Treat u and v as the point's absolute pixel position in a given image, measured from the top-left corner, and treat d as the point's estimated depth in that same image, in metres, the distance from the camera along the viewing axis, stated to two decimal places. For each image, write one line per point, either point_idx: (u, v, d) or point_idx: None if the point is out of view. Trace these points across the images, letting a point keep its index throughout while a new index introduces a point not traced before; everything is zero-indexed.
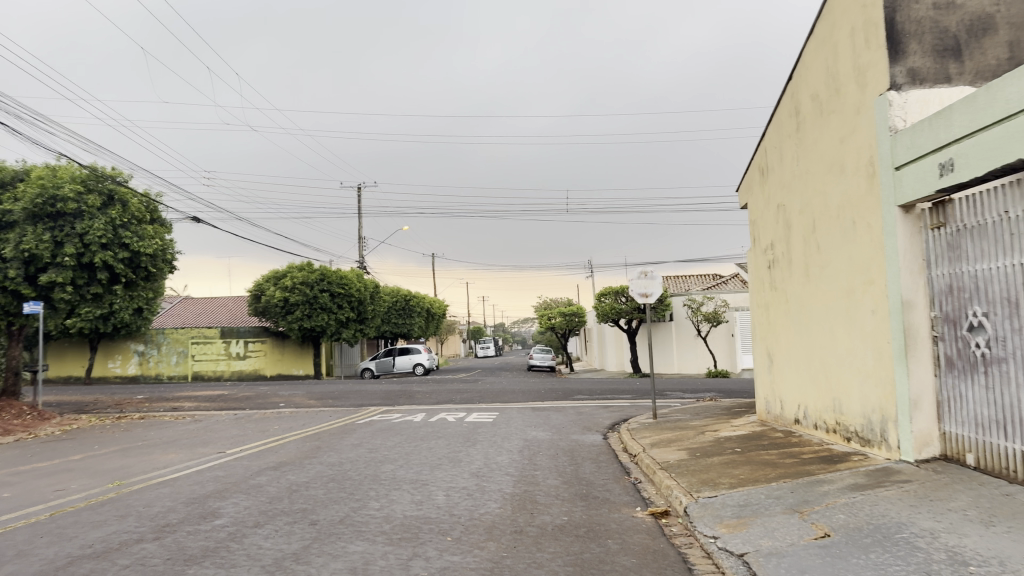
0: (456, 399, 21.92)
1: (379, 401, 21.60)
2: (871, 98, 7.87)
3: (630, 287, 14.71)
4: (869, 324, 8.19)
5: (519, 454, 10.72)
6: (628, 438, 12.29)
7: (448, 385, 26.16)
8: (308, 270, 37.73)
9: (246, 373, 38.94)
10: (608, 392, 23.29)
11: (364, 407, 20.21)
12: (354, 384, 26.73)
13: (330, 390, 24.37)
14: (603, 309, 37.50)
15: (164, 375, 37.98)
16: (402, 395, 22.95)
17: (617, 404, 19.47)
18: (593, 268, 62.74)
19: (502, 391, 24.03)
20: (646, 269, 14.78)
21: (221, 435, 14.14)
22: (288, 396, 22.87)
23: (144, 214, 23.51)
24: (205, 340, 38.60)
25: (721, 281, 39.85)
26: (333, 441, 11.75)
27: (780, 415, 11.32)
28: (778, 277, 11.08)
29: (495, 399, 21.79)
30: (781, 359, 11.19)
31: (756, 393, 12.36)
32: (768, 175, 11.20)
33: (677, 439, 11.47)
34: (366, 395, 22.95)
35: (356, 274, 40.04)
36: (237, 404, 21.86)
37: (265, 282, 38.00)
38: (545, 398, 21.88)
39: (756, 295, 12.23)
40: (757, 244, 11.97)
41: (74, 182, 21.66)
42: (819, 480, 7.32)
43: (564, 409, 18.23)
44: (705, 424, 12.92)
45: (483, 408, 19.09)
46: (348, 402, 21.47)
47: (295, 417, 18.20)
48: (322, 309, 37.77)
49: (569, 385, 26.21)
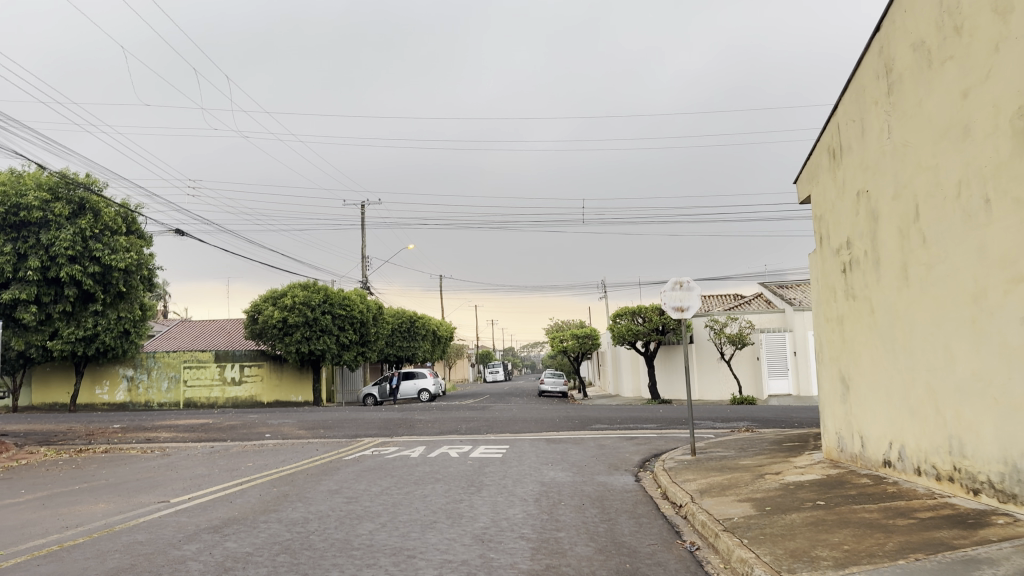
0: (462, 428, 19.71)
1: (376, 431, 19.41)
2: (1017, 28, 5.76)
3: (663, 301, 12.55)
4: (1013, 336, 6.01)
5: (535, 504, 8.50)
6: (668, 482, 10.01)
7: (453, 413, 23.97)
8: (311, 290, 35.70)
9: (242, 400, 36.78)
10: (631, 422, 21.00)
11: (358, 439, 17.98)
12: (350, 411, 24.53)
13: (323, 419, 22.26)
14: (618, 330, 35.32)
15: (154, 403, 35.95)
16: (402, 424, 20.78)
17: (644, 436, 17.22)
18: (606, 290, 60.53)
19: (513, 419, 21.81)
20: (681, 278, 12.63)
21: (183, 476, 11.96)
22: (276, 426, 20.77)
23: (119, 227, 28.83)
24: (198, 365, 36.42)
25: (743, 301, 37.62)
26: (306, 486, 9.59)
27: (860, 454, 9.11)
28: (856, 282, 8.95)
29: (506, 429, 19.56)
30: (861, 384, 9.00)
31: (825, 426, 10.13)
32: (842, 157, 9.11)
33: (734, 485, 9.21)
34: (362, 425, 20.74)
35: (360, 294, 37.92)
36: (218, 435, 19.71)
37: (264, 302, 35.84)
38: (561, 427, 19.64)
39: (824, 307, 10.08)
40: (825, 244, 9.84)
41: (59, 197, 27.44)
42: (971, 560, 5.06)
43: (584, 443, 15.97)
44: (760, 464, 10.66)
45: (491, 441, 16.80)
46: (341, 433, 19.29)
47: (278, 451, 16.02)
48: (323, 331, 35.71)
49: (586, 412, 23.95)
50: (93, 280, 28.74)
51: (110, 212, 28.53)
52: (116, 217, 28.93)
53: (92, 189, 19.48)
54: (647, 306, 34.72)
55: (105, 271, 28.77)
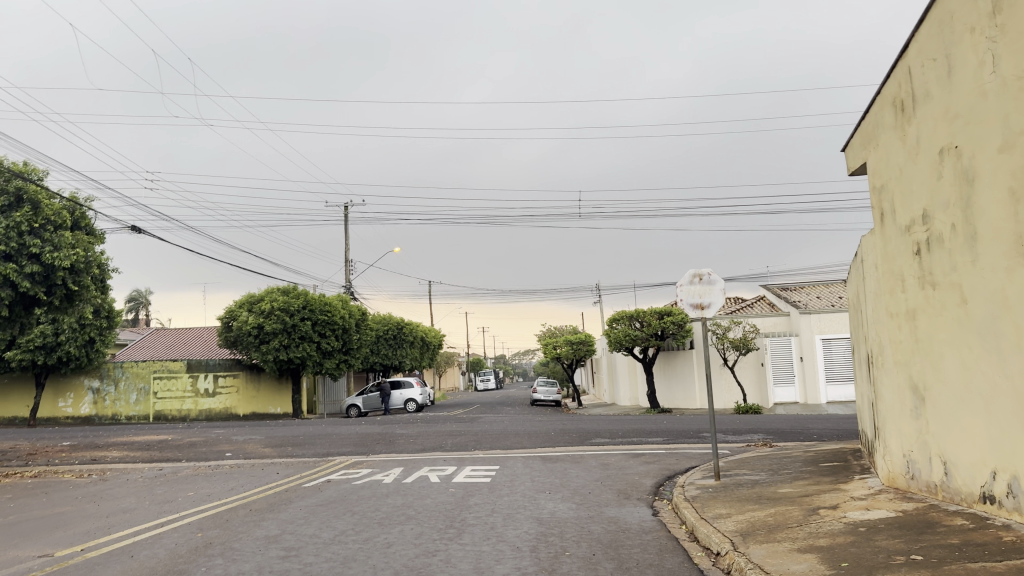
0: (447, 444, 17.67)
1: (350, 449, 17.31)
2: None
3: (679, 298, 10.65)
4: None
5: (532, 557, 6.50)
6: (696, 520, 8.00)
7: (438, 426, 21.87)
8: (290, 295, 33.60)
9: (216, 412, 34.65)
10: (634, 436, 18.98)
11: (329, 459, 15.87)
12: (326, 425, 22.42)
13: (295, 435, 20.11)
14: (615, 336, 33.39)
15: (121, 416, 33.82)
16: (380, 440, 18.67)
17: (652, 452, 15.21)
18: (600, 294, 58.63)
19: (504, 433, 19.76)
20: (701, 270, 10.70)
21: (103, 510, 9.88)
22: (240, 444, 18.62)
23: (62, 220, 27.05)
24: (169, 375, 34.30)
25: (746, 304, 35.70)
26: (240, 532, 7.54)
27: (942, 484, 7.16)
28: (937, 264, 7.02)
29: (496, 445, 17.53)
30: (945, 396, 7.05)
31: (890, 446, 8.19)
32: (917, 108, 7.20)
33: (784, 526, 7.19)
34: (336, 441, 18.65)
35: (341, 299, 35.75)
36: (174, 454, 17.59)
37: (238, 307, 33.68)
38: (558, 443, 17.59)
39: (885, 300, 8.14)
40: (889, 221, 7.92)
41: None
42: None
43: (584, 462, 13.95)
44: (806, 494, 8.68)
45: (479, 460, 14.74)
46: (312, 451, 17.19)
47: (233, 474, 13.92)
48: (302, 339, 33.56)
49: (584, 424, 21.95)
50: (35, 281, 26.86)
51: (51, 204, 26.80)
52: (61, 211, 27.19)
53: (31, 179, 17.37)
54: (645, 310, 32.80)
55: (48, 270, 26.85)
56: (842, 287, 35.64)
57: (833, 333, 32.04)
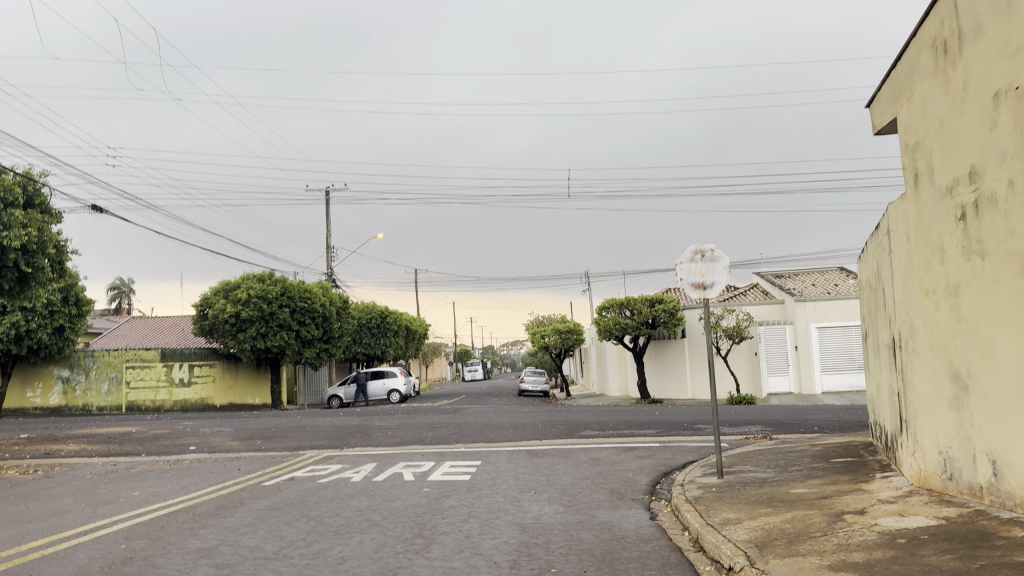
0: (427, 437, 16.59)
1: (323, 442, 16.22)
2: None
3: (678, 276, 9.61)
4: None
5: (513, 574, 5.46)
6: (701, 526, 6.96)
7: (420, 417, 20.78)
8: (268, 282, 32.30)
9: (191, 403, 33.44)
10: (627, 428, 17.97)
11: (299, 453, 14.77)
12: (302, 417, 21.30)
13: (267, 427, 18.98)
14: (604, 324, 32.41)
15: (92, 407, 32.58)
16: (358, 432, 17.58)
17: (645, 446, 14.18)
18: (589, 283, 57.64)
19: (488, 425, 18.72)
20: (702, 245, 9.62)
21: (31, 514, 8.76)
22: (208, 437, 17.47)
23: (14, 199, 25.64)
24: (142, 364, 33.06)
25: (739, 292, 34.78)
26: (171, 544, 6.44)
27: (990, 487, 6.15)
28: (987, 229, 6.01)
29: (479, 438, 16.48)
30: (994, 384, 6.04)
31: (922, 441, 7.19)
32: (965, 48, 6.15)
33: (806, 537, 6.14)
34: (309, 433, 17.52)
35: (322, 287, 34.48)
36: (134, 448, 16.42)
37: (214, 294, 32.41)
38: (546, 436, 16.55)
39: (919, 274, 7.12)
40: (926, 183, 6.88)
41: None
42: None
43: (574, 456, 12.94)
44: (825, 496, 7.64)
45: (459, 455, 13.67)
46: (281, 444, 16.06)
47: (191, 470, 12.77)
48: (280, 327, 32.33)
49: (572, 415, 20.94)
50: None
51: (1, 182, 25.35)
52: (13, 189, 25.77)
53: None
54: (635, 297, 31.82)
55: None
56: (837, 275, 34.77)
57: (828, 322, 31.17)
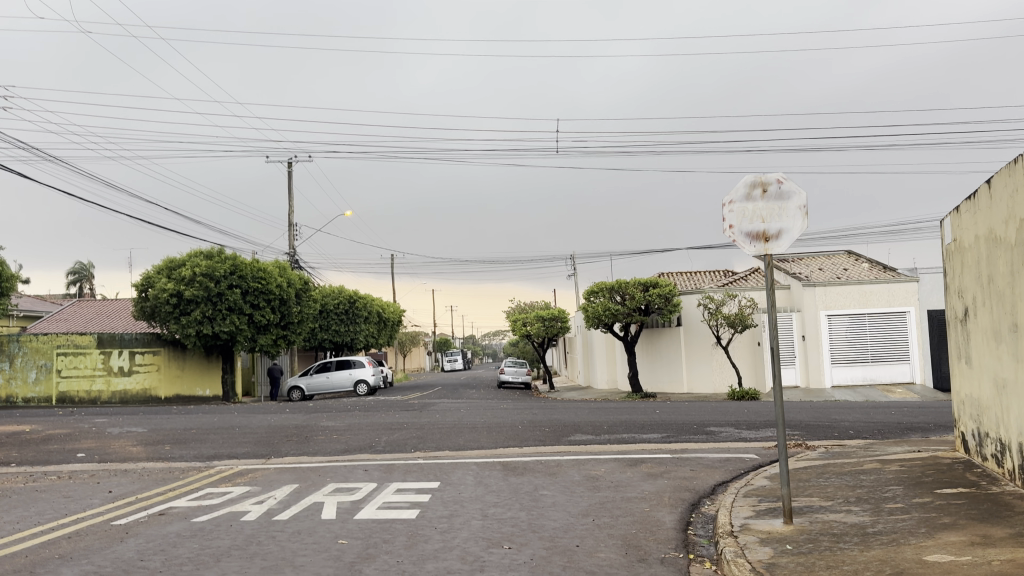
0: (380, 443, 13.32)
1: (250, 449, 12.94)
2: None
3: (727, 220, 6.44)
4: None
5: None
6: None
7: (379, 415, 17.52)
8: (216, 259, 28.83)
9: (131, 395, 29.97)
10: (626, 430, 14.84)
11: (209, 466, 11.45)
12: (239, 414, 17.96)
13: (190, 428, 15.61)
14: (593, 310, 29.25)
15: (18, 398, 29.20)
16: (298, 435, 14.32)
17: (655, 458, 11.01)
18: (574, 269, 54.66)
19: (457, 426, 15.49)
20: (764, 175, 6.45)
21: None
22: (110, 441, 14.10)
23: None
24: (76, 351, 29.57)
25: (740, 275, 31.73)
26: None
27: None
28: None
29: (445, 443, 13.27)
30: None
31: None
32: None
33: None
34: (234, 437, 14.16)
35: (279, 266, 30.99)
36: (7, 455, 12.97)
37: (157, 273, 28.86)
38: (526, 441, 13.35)
39: None
40: None
41: None
42: None
43: (567, 475, 9.73)
44: None
45: (413, 469, 10.43)
46: (194, 453, 12.71)
47: (45, 490, 9.45)
48: (229, 311, 28.88)
49: (557, 413, 17.79)
50: None
51: None
52: None
53: None
54: (628, 280, 28.65)
55: None
56: (846, 258, 31.80)
57: (839, 309, 28.21)
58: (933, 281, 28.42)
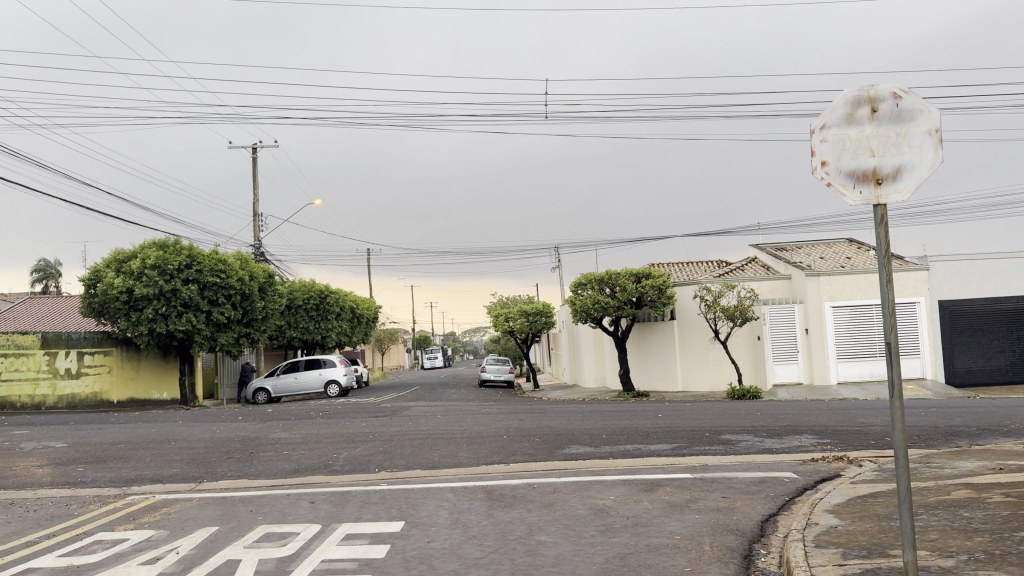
0: (339, 460, 11.13)
1: (181, 469, 10.70)
2: None
3: (817, 155, 4.40)
4: None
5: None
6: None
7: (343, 424, 15.32)
8: (171, 251, 26.42)
9: (80, 399, 27.42)
10: (629, 439, 12.76)
11: (121, 495, 9.18)
12: (183, 424, 15.66)
13: (119, 442, 13.31)
14: (581, 304, 27.14)
15: None
16: (243, 450, 12.10)
17: (675, 481, 8.87)
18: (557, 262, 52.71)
19: (432, 436, 13.35)
20: (874, 86, 4.36)
21: None
22: (16, 460, 11.77)
23: None
24: (17, 353, 27.02)
25: (736, 266, 29.82)
26: None
27: None
28: None
29: (417, 458, 11.11)
30: None
31: None
32: None
33: None
34: (166, 455, 11.88)
35: (241, 259, 28.61)
36: None
37: (105, 267, 26.33)
38: (513, 455, 11.22)
39: None
40: None
41: None
42: None
43: (570, 507, 7.58)
44: None
45: (372, 499, 8.21)
46: (111, 475, 10.44)
47: None
48: (186, 307, 26.47)
49: (546, 420, 15.69)
50: None
51: None
52: None
53: None
54: (618, 272, 26.59)
55: None
56: (846, 247, 29.98)
57: (845, 301, 26.30)
58: (944, 269, 26.79)
